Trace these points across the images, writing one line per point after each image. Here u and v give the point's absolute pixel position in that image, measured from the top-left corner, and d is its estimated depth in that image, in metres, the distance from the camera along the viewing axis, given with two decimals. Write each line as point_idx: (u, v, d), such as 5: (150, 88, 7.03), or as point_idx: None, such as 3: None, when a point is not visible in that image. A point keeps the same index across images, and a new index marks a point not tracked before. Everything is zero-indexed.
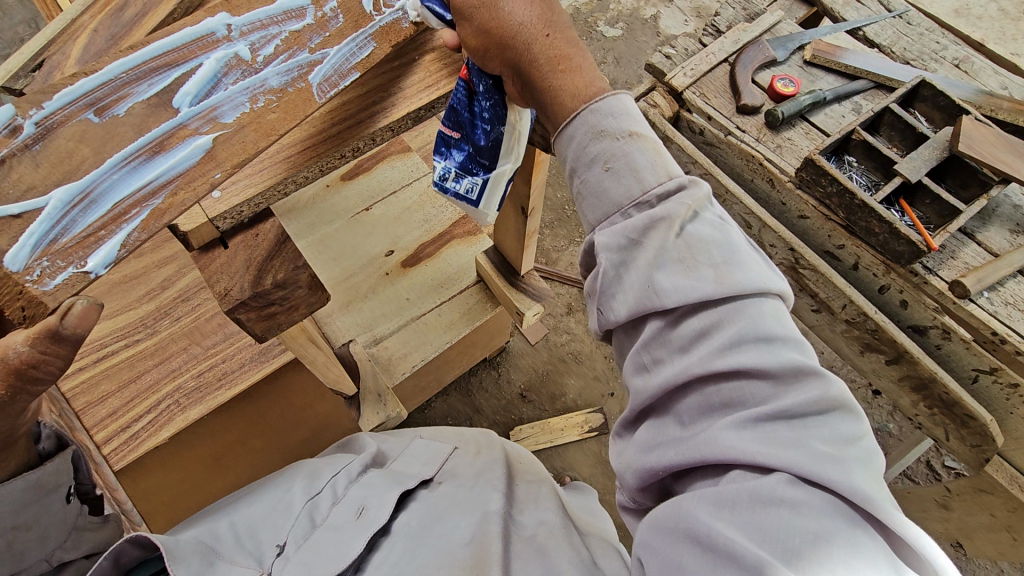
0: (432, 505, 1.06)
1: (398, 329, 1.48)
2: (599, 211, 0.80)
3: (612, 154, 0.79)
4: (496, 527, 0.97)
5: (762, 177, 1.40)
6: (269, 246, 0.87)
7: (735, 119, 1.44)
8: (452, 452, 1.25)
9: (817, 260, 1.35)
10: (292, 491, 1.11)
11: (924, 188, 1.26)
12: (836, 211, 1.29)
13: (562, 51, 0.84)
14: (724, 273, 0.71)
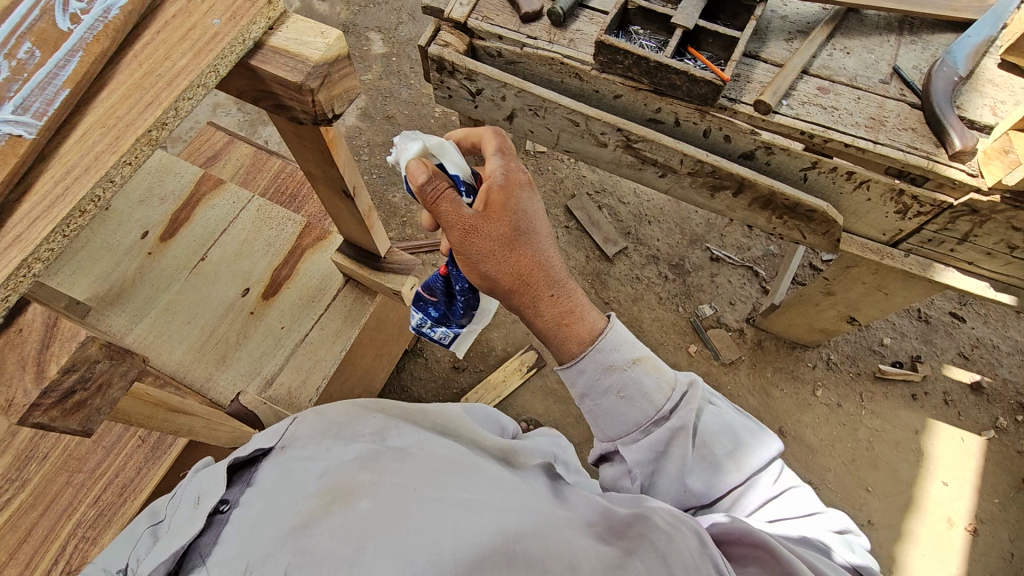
0: (286, 469, 0.90)
1: (283, 363, 1.21)
2: (617, 428, 1.02)
3: (623, 385, 0.99)
4: (354, 463, 0.88)
5: (569, 75, 1.44)
6: (40, 334, 0.65)
7: (524, 29, 1.44)
8: (294, 417, 1.06)
9: (644, 131, 1.42)
10: (132, 534, 0.87)
11: (704, 30, 1.35)
12: (641, 79, 1.36)
13: (536, 281, 1.00)
14: (738, 460, 0.98)
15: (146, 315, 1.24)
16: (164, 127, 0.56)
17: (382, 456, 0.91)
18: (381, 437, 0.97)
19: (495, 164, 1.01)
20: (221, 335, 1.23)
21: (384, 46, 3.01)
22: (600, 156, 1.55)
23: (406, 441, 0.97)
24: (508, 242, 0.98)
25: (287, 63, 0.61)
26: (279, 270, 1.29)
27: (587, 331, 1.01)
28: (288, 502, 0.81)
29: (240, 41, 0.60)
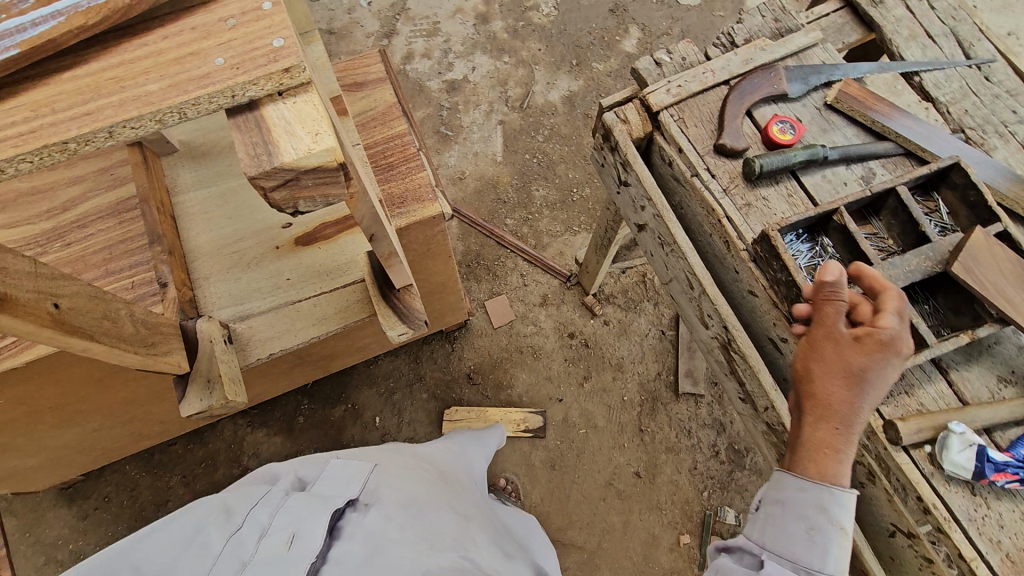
0: (377, 531, 0.95)
1: (265, 310, 1.20)
2: (778, 494, 0.97)
3: (817, 504, 0.92)
4: (446, 567, 0.93)
5: (719, 237, 1.18)
6: None
7: (709, 158, 1.20)
8: (372, 470, 1.14)
9: (750, 350, 1.14)
10: (202, 533, 0.94)
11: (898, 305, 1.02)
12: (781, 300, 1.08)
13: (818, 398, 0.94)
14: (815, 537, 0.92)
15: (207, 186, 1.30)
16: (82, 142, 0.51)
17: (465, 569, 0.95)
18: (460, 547, 1.03)
19: (889, 320, 0.92)
20: (242, 248, 1.24)
21: (635, 47, 2.81)
22: (697, 332, 1.29)
23: (482, 561, 1.03)
24: (823, 402, 0.93)
25: (257, 147, 0.55)
26: (324, 227, 1.26)
27: (827, 475, 0.93)
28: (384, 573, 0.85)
29: (227, 94, 0.53)
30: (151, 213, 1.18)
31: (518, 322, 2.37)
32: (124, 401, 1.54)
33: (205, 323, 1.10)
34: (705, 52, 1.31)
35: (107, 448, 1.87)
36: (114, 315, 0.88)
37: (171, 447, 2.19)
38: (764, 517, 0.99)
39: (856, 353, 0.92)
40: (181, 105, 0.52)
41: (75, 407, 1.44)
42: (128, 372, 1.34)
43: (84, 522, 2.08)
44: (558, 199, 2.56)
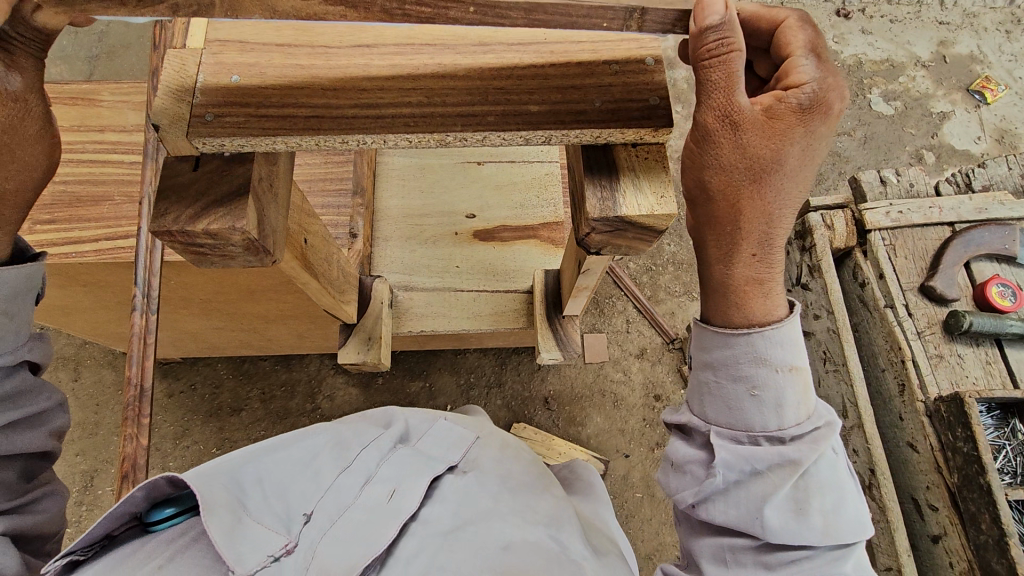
0: (466, 510, 0.77)
1: (430, 287, 1.25)
2: (725, 420, 0.76)
3: (764, 388, 0.73)
4: (537, 549, 0.71)
5: (896, 378, 1.12)
6: (226, 189, 0.59)
7: (910, 294, 1.14)
8: (476, 439, 0.93)
9: (893, 504, 1.07)
10: (317, 461, 0.83)
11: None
12: (951, 471, 1.01)
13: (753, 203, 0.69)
14: (827, 524, 0.71)
15: (413, 156, 1.37)
16: (461, 140, 0.63)
17: (564, 559, 0.72)
18: (557, 526, 0.78)
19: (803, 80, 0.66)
20: (426, 223, 1.30)
21: None
22: None
23: (582, 548, 0.76)
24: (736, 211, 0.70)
25: (608, 195, 0.65)
26: (503, 229, 1.30)
27: (757, 317, 0.73)
28: (459, 557, 0.70)
29: (593, 135, 0.64)
30: (360, 166, 1.24)
31: (609, 365, 2.35)
32: (256, 314, 1.63)
33: (380, 285, 1.15)
34: (936, 185, 1.24)
35: (214, 346, 1.98)
36: (328, 257, 0.96)
37: (260, 362, 2.29)
38: (702, 385, 0.77)
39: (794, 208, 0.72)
40: (550, 132, 0.62)
41: (219, 306, 1.54)
42: (280, 294, 1.42)
43: (168, 399, 2.22)
44: (686, 260, 2.52)
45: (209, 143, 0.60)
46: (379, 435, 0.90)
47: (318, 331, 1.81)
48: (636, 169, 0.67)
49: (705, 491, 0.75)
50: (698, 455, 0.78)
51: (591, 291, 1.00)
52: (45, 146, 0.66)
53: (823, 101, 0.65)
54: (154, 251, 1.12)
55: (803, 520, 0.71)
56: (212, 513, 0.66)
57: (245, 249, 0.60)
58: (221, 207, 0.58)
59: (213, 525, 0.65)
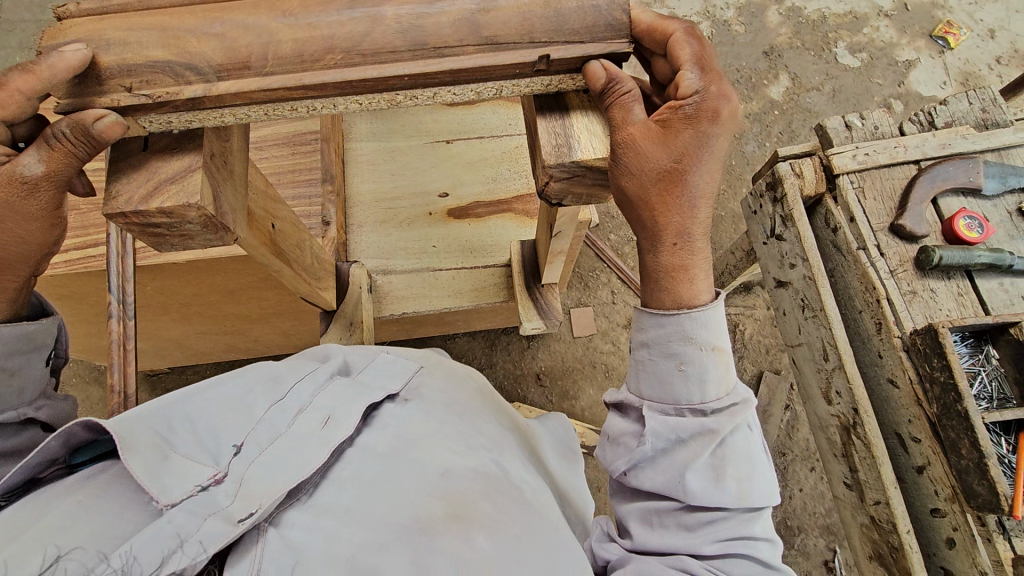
0: (410, 434, 0.70)
1: (409, 269, 1.25)
2: (654, 391, 0.73)
3: (690, 359, 0.71)
4: (473, 474, 0.67)
5: (872, 317, 1.14)
6: (180, 168, 0.58)
7: (881, 234, 1.16)
8: (420, 367, 0.85)
9: (877, 439, 1.09)
10: (250, 391, 0.73)
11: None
12: (930, 402, 1.03)
13: (666, 203, 0.67)
14: (744, 492, 0.69)
15: (381, 140, 1.36)
16: (410, 96, 0.62)
17: (502, 483, 0.69)
18: (497, 452, 0.76)
19: (693, 87, 0.62)
20: (399, 206, 1.29)
21: (781, 93, 2.65)
22: (816, 406, 1.25)
23: (519, 471, 0.76)
24: (651, 211, 0.68)
25: (560, 141, 0.64)
26: (477, 205, 1.30)
27: (684, 302, 0.72)
28: (395, 479, 0.63)
29: (544, 84, 0.64)
30: (327, 154, 1.22)
31: (598, 337, 2.36)
32: (237, 315, 1.61)
33: (357, 270, 1.16)
34: (900, 125, 1.26)
35: (201, 352, 1.97)
36: (300, 244, 0.96)
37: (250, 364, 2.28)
38: (637, 363, 0.75)
39: (708, 206, 0.70)
40: (502, 83, 0.62)
41: (199, 308, 1.52)
42: (259, 291, 1.41)
43: None
44: None
45: (153, 121, 0.59)
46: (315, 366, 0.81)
47: (303, 327, 1.80)
48: (589, 114, 0.66)
49: (635, 457, 0.72)
50: (631, 426, 0.75)
51: (565, 255, 1.01)
52: (52, 199, 0.66)
53: (715, 105, 0.62)
54: (125, 256, 1.11)
55: (720, 486, 0.68)
56: (132, 452, 0.58)
57: (203, 227, 0.59)
58: (173, 185, 0.57)
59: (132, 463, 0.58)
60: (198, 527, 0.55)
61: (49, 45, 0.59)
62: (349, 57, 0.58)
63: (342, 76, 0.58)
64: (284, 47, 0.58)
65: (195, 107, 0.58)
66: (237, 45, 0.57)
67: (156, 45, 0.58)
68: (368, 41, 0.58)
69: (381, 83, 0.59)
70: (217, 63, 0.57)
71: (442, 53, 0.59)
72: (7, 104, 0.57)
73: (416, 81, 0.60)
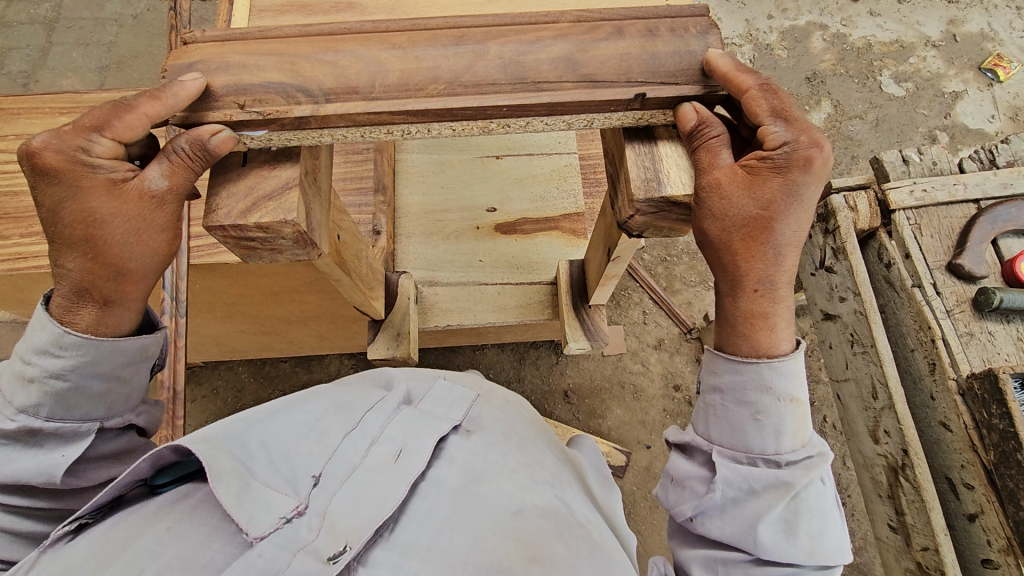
0: (479, 468, 0.70)
1: (456, 282, 1.26)
2: (725, 437, 0.73)
3: (766, 410, 0.70)
4: (545, 514, 0.67)
5: (925, 356, 1.12)
6: (275, 184, 0.60)
7: (938, 273, 1.14)
8: (477, 396, 0.86)
9: (927, 483, 1.07)
10: (320, 416, 0.75)
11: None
12: (987, 448, 1.01)
13: (748, 250, 0.66)
14: (817, 550, 0.68)
15: (431, 152, 1.38)
16: (502, 124, 0.62)
17: (570, 521, 0.68)
18: (559, 488, 0.75)
19: (781, 138, 0.61)
20: (448, 219, 1.31)
21: (822, 120, 2.62)
22: (861, 445, 1.22)
23: (582, 509, 0.75)
24: (730, 256, 0.67)
25: (651, 177, 0.64)
26: (525, 222, 1.31)
27: (762, 349, 0.70)
28: (475, 518, 0.64)
29: (635, 119, 0.64)
30: (381, 164, 1.24)
31: (627, 357, 2.35)
32: (278, 316, 1.63)
33: (406, 280, 1.17)
34: (959, 162, 1.23)
35: (235, 350, 2.00)
36: (359, 254, 0.97)
37: (281, 364, 2.30)
38: (707, 407, 0.75)
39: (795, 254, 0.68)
40: (593, 117, 0.61)
41: (242, 308, 1.55)
42: (305, 295, 1.43)
43: (190, 404, 2.24)
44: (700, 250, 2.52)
45: (256, 138, 0.61)
46: (380, 393, 0.82)
47: (339, 331, 1.82)
48: (677, 148, 0.67)
49: (704, 504, 0.71)
50: (699, 471, 0.75)
51: (619, 278, 1.01)
52: (175, 214, 0.68)
53: (807, 154, 0.60)
54: (183, 256, 1.13)
55: (792, 542, 0.67)
56: (217, 479, 0.60)
57: (294, 242, 0.61)
58: (271, 201, 0.59)
59: (219, 489, 0.60)
60: (289, 561, 0.57)
61: (173, 66, 0.61)
62: (451, 89, 0.59)
63: (444, 104, 0.59)
64: (389, 76, 0.59)
65: (302, 128, 0.59)
66: (347, 73, 0.59)
67: (272, 68, 0.60)
68: (469, 74, 0.60)
69: (479, 113, 0.60)
70: (327, 87, 0.59)
71: (541, 88, 0.60)
72: (134, 125, 0.65)
73: (513, 113, 0.60)
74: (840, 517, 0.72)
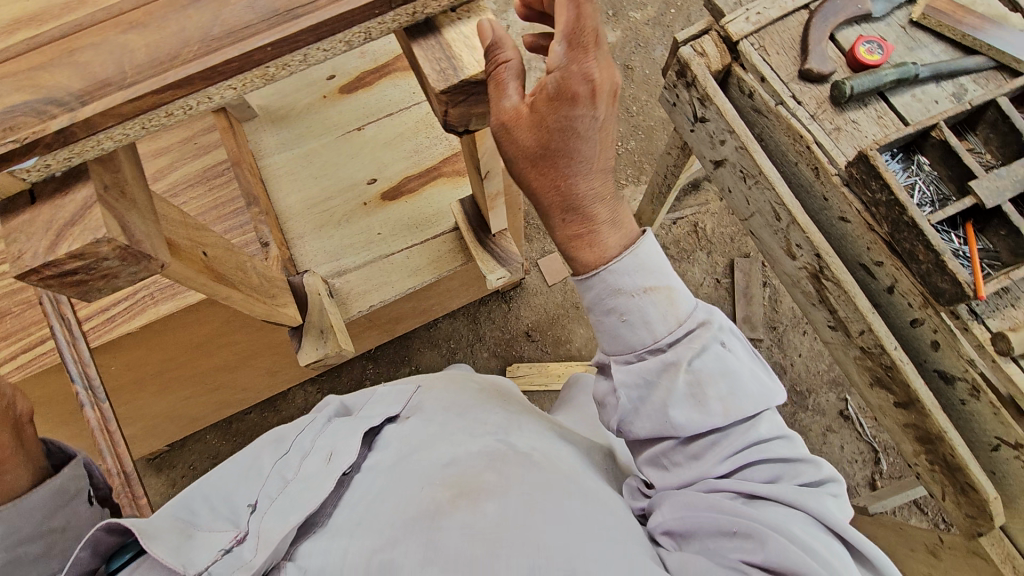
0: (407, 447, 0.92)
1: (363, 261, 1.23)
2: (615, 347, 0.84)
3: (626, 308, 0.80)
4: (477, 455, 0.87)
5: (808, 164, 1.18)
6: (74, 207, 0.57)
7: (794, 86, 1.19)
8: (416, 388, 1.13)
9: (844, 274, 1.14)
10: (259, 458, 0.95)
11: (992, 212, 1.02)
12: (881, 223, 1.08)
13: (551, 173, 0.78)
14: (730, 406, 0.79)
15: (292, 147, 1.33)
16: (281, 68, 0.60)
17: (502, 453, 0.88)
18: (502, 432, 0.95)
19: (553, 63, 0.71)
20: (332, 206, 1.27)
21: None
22: (783, 265, 1.30)
23: (523, 441, 0.94)
24: (531, 182, 0.79)
25: (444, 62, 0.66)
26: (408, 181, 1.28)
27: (594, 263, 0.81)
28: (411, 484, 0.83)
29: (408, 12, 0.64)
30: (243, 176, 1.20)
31: (572, 278, 2.39)
32: (216, 367, 1.59)
33: (311, 278, 1.14)
34: None
35: (194, 418, 1.94)
36: (243, 266, 0.94)
37: (248, 415, 2.25)
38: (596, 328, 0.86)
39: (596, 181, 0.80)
40: (367, 25, 0.61)
41: (173, 373, 1.50)
42: (228, 335, 1.38)
43: (174, 488, 2.16)
44: None
45: (33, 170, 0.57)
46: (319, 417, 1.04)
47: (285, 359, 1.78)
48: (460, 26, 0.67)
49: (621, 411, 0.84)
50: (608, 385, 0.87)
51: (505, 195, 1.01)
52: None
53: (574, 88, 0.71)
54: (79, 342, 1.12)
55: (705, 410, 0.79)
56: (154, 540, 0.71)
57: (119, 259, 0.59)
58: (73, 225, 0.56)
59: (154, 548, 0.70)
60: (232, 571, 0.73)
61: None
62: (204, 47, 0.57)
63: (202, 64, 0.56)
64: (138, 55, 0.58)
65: (68, 139, 0.56)
66: (92, 69, 0.57)
67: (12, 91, 0.57)
68: (219, 25, 0.58)
69: (246, 62, 0.58)
70: (77, 89, 0.57)
71: (296, 13, 0.58)
72: None
73: (281, 48, 0.58)
74: (752, 359, 0.85)
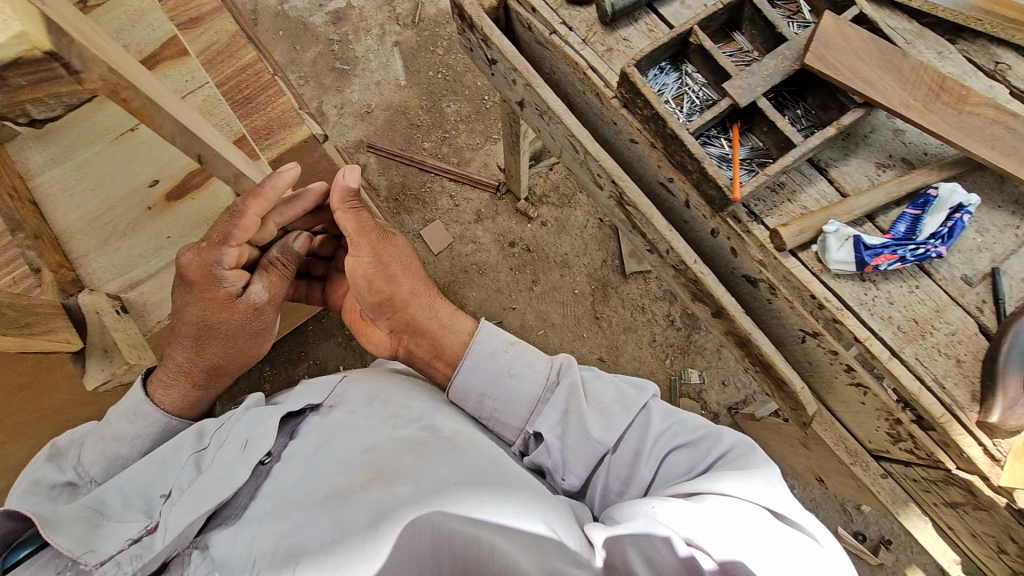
0: (328, 435, 1.07)
1: (156, 270, 1.19)
2: (516, 414, 1.19)
3: (510, 367, 1.20)
4: (394, 440, 1.01)
5: (590, 91, 1.15)
6: None
7: (563, 11, 1.15)
8: (342, 377, 1.28)
9: (639, 197, 1.14)
10: (180, 449, 1.11)
11: (754, 111, 1.02)
12: (657, 139, 1.06)
13: (236, 344, 1.18)
14: (628, 405, 1.13)
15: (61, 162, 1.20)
16: None
17: (425, 442, 1.01)
18: (425, 420, 1.09)
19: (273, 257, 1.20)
20: (113, 217, 1.18)
21: None
22: (598, 198, 1.28)
23: (443, 426, 1.08)
24: (230, 334, 1.16)
25: None
26: (190, 177, 1.23)
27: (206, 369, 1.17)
28: (331, 472, 0.98)
29: None
30: None
31: (458, 243, 2.35)
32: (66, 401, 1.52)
33: (87, 297, 1.06)
34: None
35: None
36: None
37: None
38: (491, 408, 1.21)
39: (439, 311, 1.30)
40: None
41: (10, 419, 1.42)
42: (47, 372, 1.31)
43: None
44: (470, 112, 2.50)
45: None
46: (252, 406, 1.22)
47: None
48: None
49: (553, 448, 1.13)
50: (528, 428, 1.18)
51: None
52: None
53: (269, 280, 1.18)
54: None
55: (607, 415, 1.12)
56: (59, 531, 0.91)
57: None
58: None
59: (54, 536, 0.90)
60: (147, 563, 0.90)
61: None
62: None
63: None
64: None
65: None
66: None
67: None
68: None
69: None
70: None
71: None
72: None
73: None
74: (611, 380, 1.19)
